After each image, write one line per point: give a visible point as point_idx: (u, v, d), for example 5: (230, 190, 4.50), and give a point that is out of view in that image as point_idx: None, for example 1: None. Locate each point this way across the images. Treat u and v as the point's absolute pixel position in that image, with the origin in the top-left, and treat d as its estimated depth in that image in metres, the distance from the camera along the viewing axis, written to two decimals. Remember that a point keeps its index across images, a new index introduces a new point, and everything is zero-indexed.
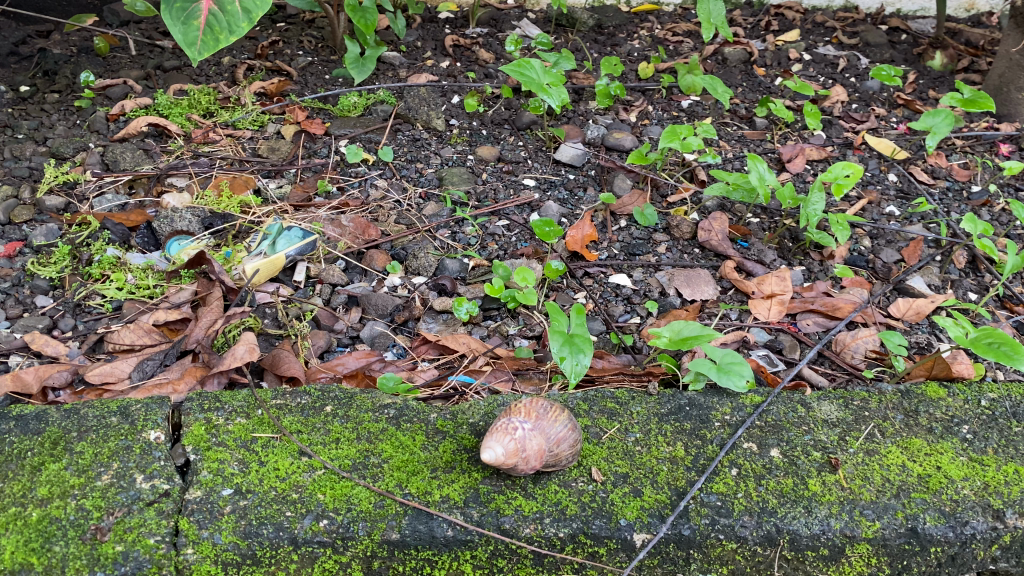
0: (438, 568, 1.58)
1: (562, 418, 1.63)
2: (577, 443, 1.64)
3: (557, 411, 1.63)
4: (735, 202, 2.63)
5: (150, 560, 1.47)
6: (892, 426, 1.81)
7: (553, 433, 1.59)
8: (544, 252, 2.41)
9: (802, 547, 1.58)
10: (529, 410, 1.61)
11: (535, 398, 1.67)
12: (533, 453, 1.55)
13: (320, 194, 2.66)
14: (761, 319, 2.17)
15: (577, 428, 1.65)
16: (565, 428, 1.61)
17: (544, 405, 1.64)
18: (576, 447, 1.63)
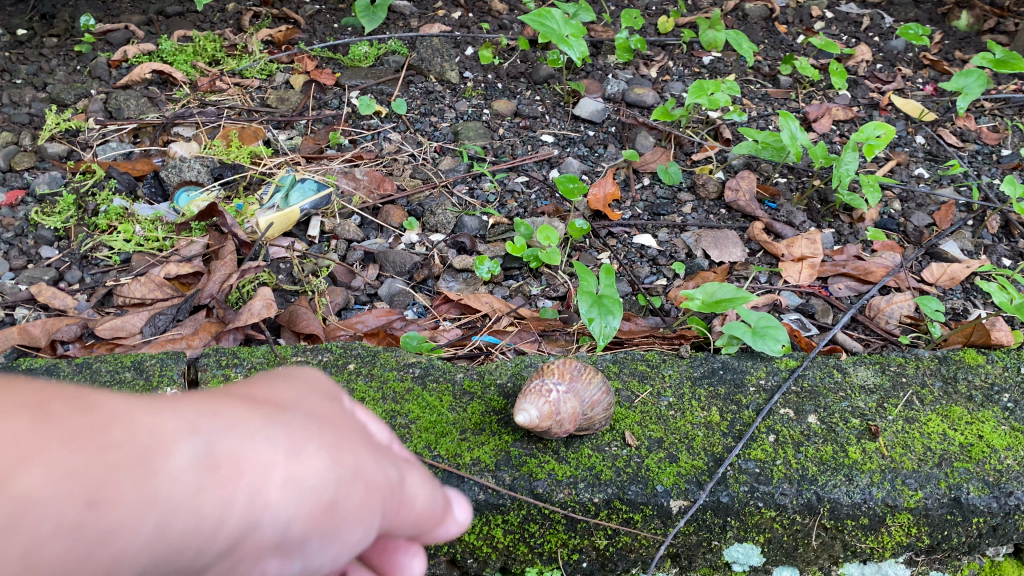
0: (467, 533, 1.52)
1: (597, 380, 1.56)
2: (612, 405, 1.58)
3: (591, 373, 1.56)
4: (761, 161, 2.55)
5: None
6: (931, 393, 1.76)
7: (588, 395, 1.52)
8: (565, 211, 2.34)
9: (841, 515, 1.53)
10: (562, 372, 1.54)
11: (568, 360, 1.60)
12: (568, 416, 1.49)
13: (331, 146, 2.57)
14: (791, 282, 2.12)
15: (613, 390, 1.57)
16: (600, 391, 1.54)
17: (579, 366, 1.57)
18: (611, 409, 1.57)
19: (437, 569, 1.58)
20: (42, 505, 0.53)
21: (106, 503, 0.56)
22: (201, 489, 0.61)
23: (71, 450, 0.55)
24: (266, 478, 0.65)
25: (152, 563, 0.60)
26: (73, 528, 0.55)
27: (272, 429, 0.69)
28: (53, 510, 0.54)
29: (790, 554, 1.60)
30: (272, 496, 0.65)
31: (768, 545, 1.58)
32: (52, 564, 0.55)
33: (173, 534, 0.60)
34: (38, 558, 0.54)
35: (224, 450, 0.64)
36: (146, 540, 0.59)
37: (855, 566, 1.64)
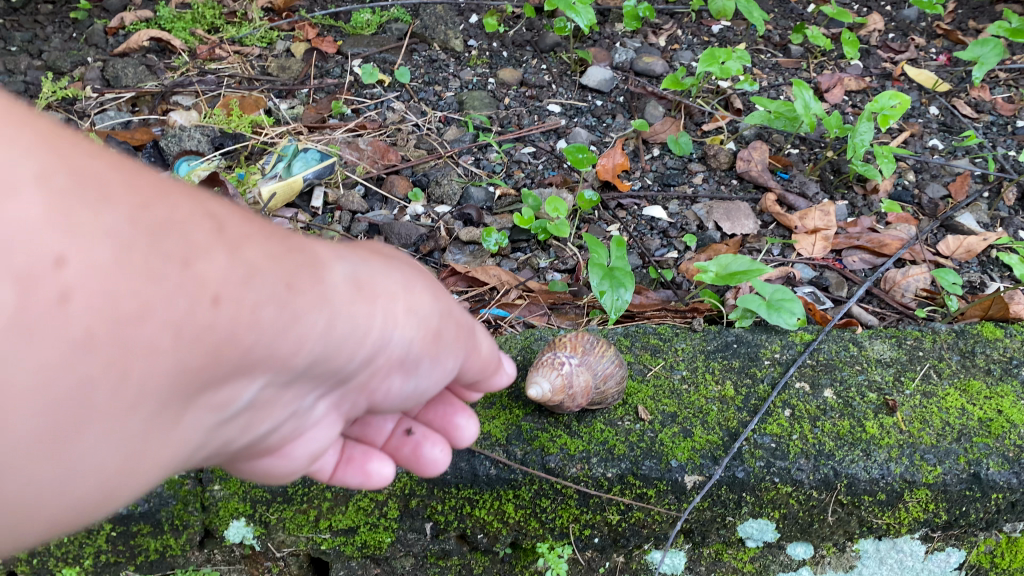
0: (478, 508, 1.49)
1: (609, 353, 1.52)
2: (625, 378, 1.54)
3: (602, 347, 1.52)
4: (773, 132, 2.50)
5: (174, 497, 1.38)
6: (949, 366, 1.72)
7: (600, 369, 1.49)
8: (574, 182, 2.30)
9: (858, 491, 1.51)
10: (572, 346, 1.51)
11: (580, 333, 1.57)
12: (580, 390, 1.45)
13: (334, 116, 2.52)
14: (805, 255, 2.09)
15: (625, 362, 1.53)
16: (612, 364, 1.50)
17: (589, 340, 1.53)
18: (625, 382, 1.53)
19: (446, 545, 1.54)
20: (264, 274, 0.74)
21: (300, 288, 0.78)
22: (354, 296, 0.85)
23: (274, 247, 0.78)
24: (391, 301, 0.90)
25: (326, 347, 0.82)
26: (283, 298, 0.76)
27: (388, 273, 0.94)
28: (270, 279, 0.75)
29: (806, 530, 1.57)
30: (399, 310, 0.91)
31: (784, 521, 1.55)
32: (270, 325, 0.75)
33: (346, 318, 0.83)
34: (262, 318, 0.74)
35: (363, 279, 0.88)
36: (323, 327, 0.81)
37: (871, 542, 1.62)
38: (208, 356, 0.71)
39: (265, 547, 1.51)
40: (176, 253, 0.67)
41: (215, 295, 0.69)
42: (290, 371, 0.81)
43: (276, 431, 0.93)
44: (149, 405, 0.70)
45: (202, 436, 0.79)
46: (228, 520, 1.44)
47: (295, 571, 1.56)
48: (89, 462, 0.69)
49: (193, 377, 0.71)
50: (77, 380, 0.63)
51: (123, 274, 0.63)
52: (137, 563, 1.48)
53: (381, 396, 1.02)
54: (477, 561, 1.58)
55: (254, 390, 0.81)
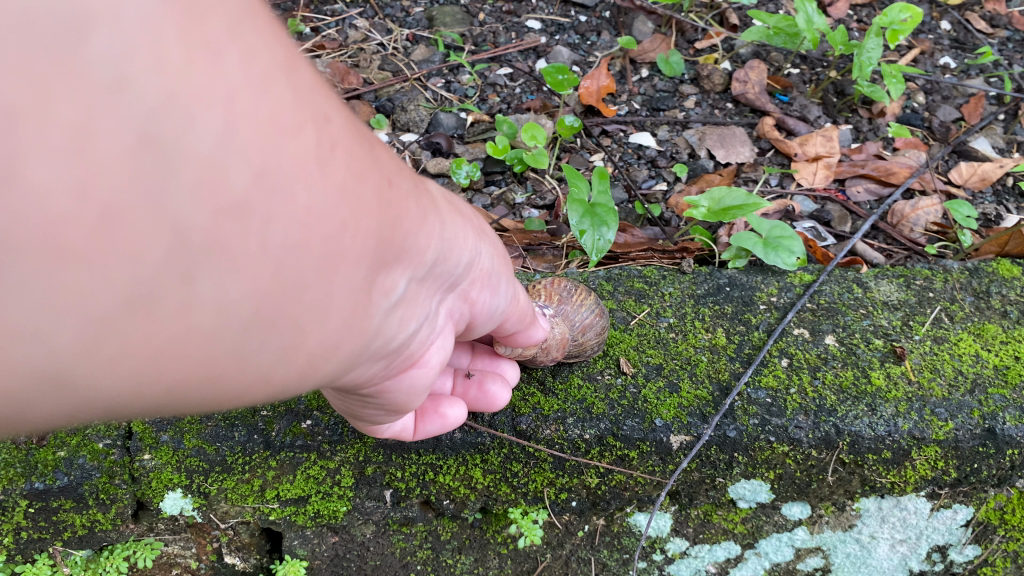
0: (443, 474, 1.34)
1: (588, 298, 1.34)
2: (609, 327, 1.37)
3: (581, 293, 1.34)
4: (772, 50, 2.30)
5: (98, 469, 1.24)
6: (962, 308, 1.56)
7: (575, 317, 1.32)
8: (554, 106, 2.10)
9: (862, 450, 1.35)
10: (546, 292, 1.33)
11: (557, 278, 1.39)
12: (556, 342, 1.29)
13: (290, 35, 2.30)
14: (805, 185, 1.93)
15: (608, 309, 1.36)
16: (590, 310, 1.33)
17: (566, 284, 1.36)
18: (608, 332, 1.36)
19: (409, 513, 1.41)
20: (408, 168, 0.76)
21: (427, 187, 0.80)
22: (461, 209, 0.88)
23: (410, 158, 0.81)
24: (482, 224, 0.93)
25: (451, 247, 0.82)
26: (423, 191, 0.77)
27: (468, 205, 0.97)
28: (412, 173, 0.77)
29: (802, 491, 1.42)
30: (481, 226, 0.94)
31: (779, 482, 1.40)
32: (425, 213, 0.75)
33: (459, 221, 0.85)
34: (419, 207, 0.74)
35: (461, 200, 0.91)
36: (450, 225, 0.81)
37: (873, 500, 1.45)
38: (398, 231, 0.70)
39: (208, 518, 1.37)
40: (368, 133, 0.70)
41: (395, 176, 0.70)
42: (432, 269, 0.80)
43: (419, 349, 0.87)
44: (371, 270, 0.68)
45: (382, 327, 0.76)
46: (163, 491, 1.30)
47: (246, 540, 1.42)
48: (323, 322, 0.66)
49: (395, 252, 0.71)
50: (338, 226, 0.62)
51: (355, 135, 0.65)
52: (65, 539, 1.34)
53: (472, 318, 1.00)
54: (444, 527, 1.45)
55: (415, 288, 0.78)
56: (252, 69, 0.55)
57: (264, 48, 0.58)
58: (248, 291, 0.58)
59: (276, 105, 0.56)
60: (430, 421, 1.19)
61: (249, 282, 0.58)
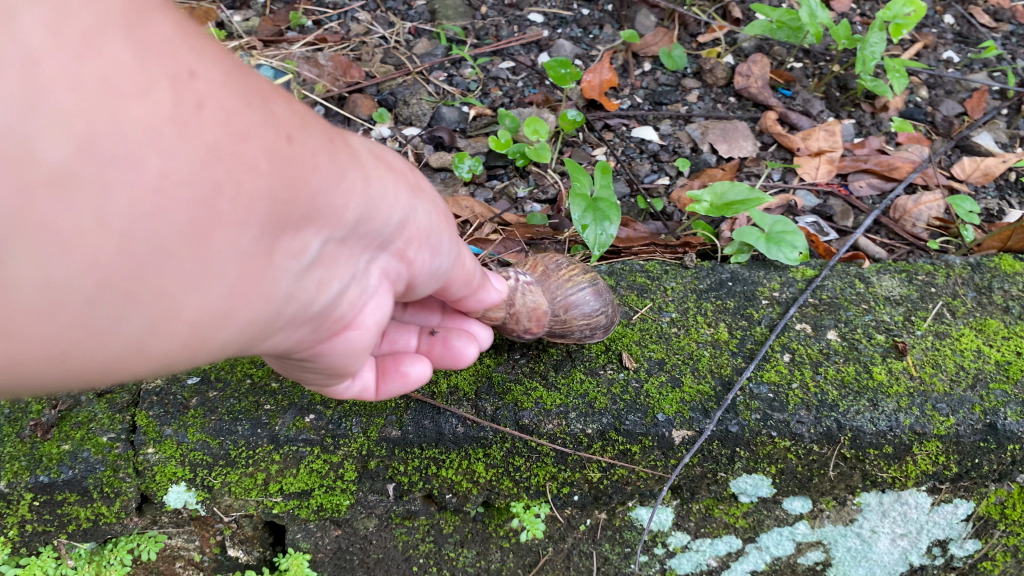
0: (445, 468, 1.35)
1: (580, 276, 1.33)
2: (605, 313, 1.34)
3: (572, 270, 1.33)
4: (774, 44, 2.29)
5: (103, 461, 1.25)
6: (963, 304, 1.56)
7: (560, 293, 1.31)
8: (556, 100, 2.10)
9: (863, 445, 1.35)
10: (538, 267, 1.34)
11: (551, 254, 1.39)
12: (526, 312, 1.28)
13: (293, 28, 2.30)
14: (807, 179, 1.93)
15: (602, 292, 1.34)
16: (577, 288, 1.32)
17: (562, 261, 1.36)
18: (600, 317, 1.33)
19: (412, 507, 1.41)
20: (313, 125, 0.75)
21: (342, 145, 0.79)
22: (385, 163, 0.87)
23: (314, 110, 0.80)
24: (413, 176, 0.93)
25: (371, 208, 0.81)
26: (331, 149, 0.76)
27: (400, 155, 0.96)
28: (320, 131, 0.76)
29: (804, 485, 1.42)
30: (415, 184, 0.92)
31: (781, 476, 1.40)
32: (331, 170, 0.74)
33: (385, 178, 0.83)
34: (321, 163, 0.73)
35: (385, 152, 0.91)
36: (368, 184, 0.80)
37: (874, 495, 1.45)
38: (291, 189, 0.69)
39: (211, 511, 1.37)
40: (256, 90, 0.69)
41: (287, 133, 0.70)
42: (350, 229, 0.79)
43: (351, 316, 0.88)
44: (257, 230, 0.68)
45: (291, 291, 0.76)
46: (167, 485, 1.30)
47: (249, 533, 1.43)
48: (207, 287, 0.67)
49: (290, 211, 0.70)
50: (205, 188, 0.62)
51: (230, 93, 0.65)
52: (69, 532, 1.34)
53: (412, 282, 0.97)
54: (447, 521, 1.45)
55: (329, 249, 0.78)
56: (69, 36, 0.54)
57: (87, 8, 0.56)
58: (103, 262, 0.59)
59: (103, 73, 0.56)
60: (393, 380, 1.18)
61: (100, 254, 0.58)
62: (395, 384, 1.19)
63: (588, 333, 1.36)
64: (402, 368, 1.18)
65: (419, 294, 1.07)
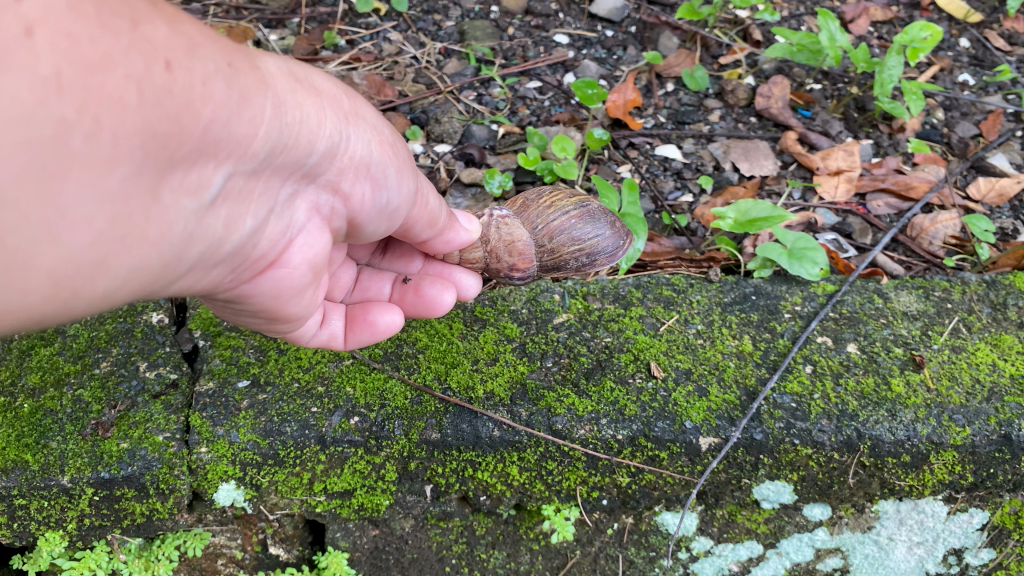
0: (481, 470, 1.41)
1: (563, 202, 1.44)
2: (599, 237, 1.43)
3: (554, 198, 1.44)
4: (794, 66, 2.36)
5: (159, 459, 1.32)
6: (979, 319, 1.62)
7: (543, 224, 1.42)
8: (582, 119, 2.17)
9: (882, 453, 1.41)
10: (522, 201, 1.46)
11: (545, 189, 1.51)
12: (504, 245, 1.41)
13: (327, 47, 2.38)
14: (827, 198, 2.00)
15: (591, 215, 1.43)
16: (559, 213, 1.42)
17: (550, 191, 1.47)
18: (591, 241, 1.42)
19: (447, 507, 1.47)
20: (205, 49, 0.78)
21: (242, 71, 0.82)
22: (294, 89, 0.90)
23: (204, 30, 0.82)
24: (334, 99, 0.97)
25: (279, 135, 0.87)
26: (229, 75, 0.80)
27: (322, 76, 0.99)
28: (212, 56, 0.79)
29: (824, 492, 1.48)
30: (349, 112, 0.99)
31: (802, 483, 1.46)
32: (223, 98, 0.79)
33: (296, 105, 0.89)
34: (211, 91, 0.78)
35: (301, 74, 0.94)
36: (273, 112, 0.86)
37: (891, 503, 1.51)
38: (173, 123, 0.74)
39: (257, 509, 1.44)
40: (122, 13, 0.71)
41: (165, 59, 0.73)
42: (255, 158, 0.85)
43: (266, 247, 0.96)
44: (136, 165, 0.73)
45: (189, 224, 0.82)
46: (218, 483, 1.37)
47: (290, 532, 1.49)
48: (79, 225, 0.71)
49: (174, 146, 0.75)
50: (50, 125, 0.65)
51: (78, 17, 0.67)
52: (123, 526, 1.41)
53: (356, 213, 1.07)
54: (480, 522, 1.51)
55: (231, 179, 0.84)
56: None
57: None
58: None
59: None
60: (359, 331, 1.32)
61: None
62: (364, 333, 1.32)
63: (588, 260, 1.45)
64: (370, 318, 1.31)
65: (374, 229, 1.15)
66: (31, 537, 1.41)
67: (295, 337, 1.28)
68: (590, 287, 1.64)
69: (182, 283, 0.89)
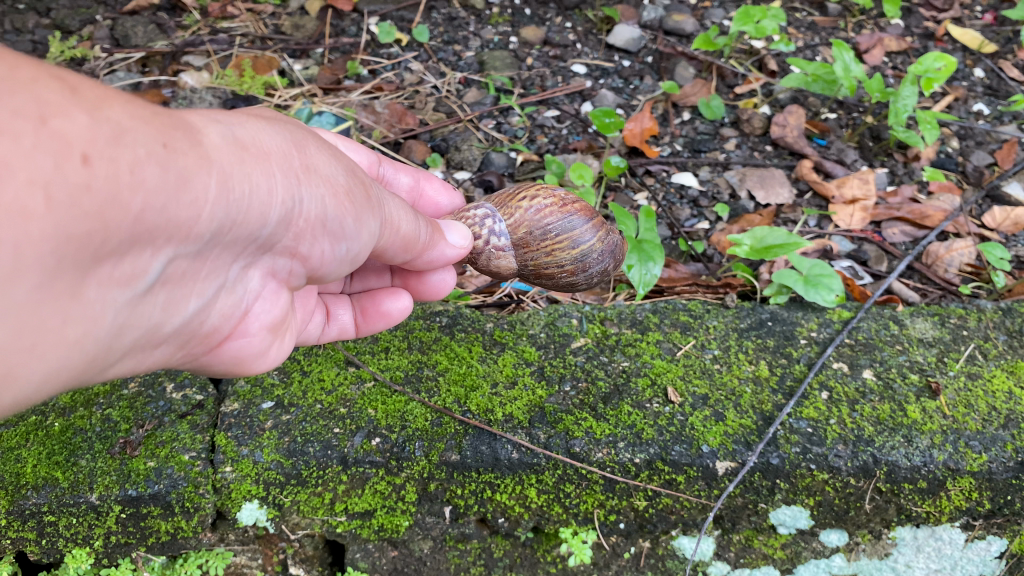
0: (499, 492, 1.43)
1: (562, 258, 1.45)
2: (584, 278, 1.49)
3: (554, 246, 1.43)
4: (809, 95, 2.39)
5: (184, 478, 1.35)
6: (995, 346, 1.63)
7: (532, 265, 1.47)
8: (599, 147, 2.21)
9: (898, 479, 1.42)
10: (522, 235, 1.45)
11: (560, 212, 1.43)
12: (492, 268, 1.51)
13: (350, 77, 2.44)
14: (842, 226, 2.02)
15: (584, 269, 1.46)
16: (553, 272, 1.47)
17: (554, 228, 1.43)
18: (576, 281, 1.50)
19: (466, 529, 1.48)
20: (133, 132, 0.76)
21: (178, 149, 0.80)
22: (239, 158, 0.88)
23: (134, 104, 0.79)
24: (286, 159, 0.96)
25: (224, 211, 0.86)
26: (163, 158, 0.78)
27: (272, 130, 0.98)
28: (142, 140, 0.77)
29: (841, 518, 1.48)
30: (299, 169, 0.97)
31: (818, 509, 1.46)
32: (154, 184, 0.77)
33: (244, 177, 0.88)
34: (143, 180, 0.76)
35: (249, 138, 0.92)
36: (217, 189, 0.84)
37: (909, 530, 1.51)
38: (95, 220, 0.72)
39: (279, 529, 1.45)
40: (28, 110, 0.68)
41: (81, 152, 0.71)
42: (193, 238, 0.85)
43: (209, 313, 1.00)
44: (49, 271, 0.72)
45: (119, 311, 0.83)
46: (241, 502, 1.40)
47: (310, 552, 1.50)
48: None
49: (97, 243, 0.74)
50: None
51: None
52: (148, 545, 1.43)
53: (319, 268, 1.11)
54: (498, 545, 1.51)
55: (166, 262, 0.84)
56: None
57: None
58: None
59: None
60: (376, 319, 1.47)
61: None
62: (377, 320, 1.47)
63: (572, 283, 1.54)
64: (379, 308, 1.46)
65: (344, 273, 1.18)
66: (58, 554, 1.44)
67: (305, 338, 1.44)
68: (608, 312, 1.67)
69: (122, 362, 0.92)
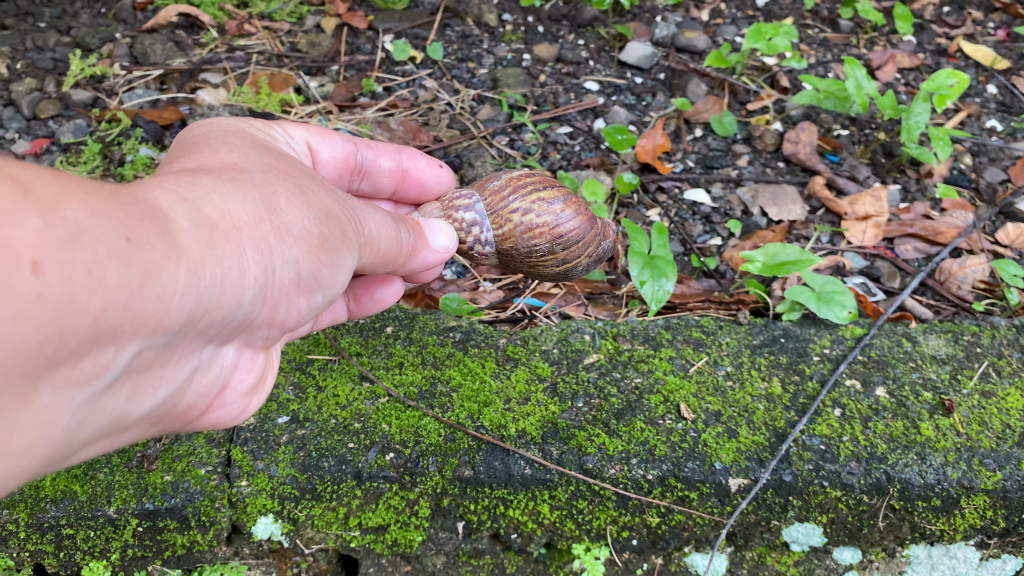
0: (512, 508, 1.43)
1: (545, 269, 1.53)
2: (567, 277, 1.58)
3: (539, 260, 1.50)
4: (821, 112, 2.41)
5: (201, 492, 1.37)
6: (1009, 364, 1.62)
7: (517, 267, 1.55)
8: (612, 163, 2.22)
9: (912, 496, 1.41)
10: (508, 247, 1.49)
11: (547, 237, 1.46)
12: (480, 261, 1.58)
13: (365, 94, 2.47)
14: (855, 243, 2.03)
15: (568, 275, 1.55)
16: (536, 275, 1.57)
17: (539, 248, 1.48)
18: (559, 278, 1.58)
19: (479, 545, 1.48)
20: (92, 231, 0.78)
21: (143, 241, 0.82)
22: (204, 237, 0.90)
23: (95, 196, 0.81)
24: (255, 228, 0.97)
25: (190, 298, 0.89)
26: (126, 254, 0.80)
27: (242, 194, 0.99)
28: (103, 237, 0.79)
29: (854, 535, 1.47)
30: (270, 235, 0.98)
31: (831, 526, 1.46)
32: (115, 281, 0.79)
33: (209, 259, 0.90)
34: (103, 281, 0.78)
35: (216, 213, 0.93)
36: (183, 277, 0.86)
37: (922, 547, 1.51)
38: (50, 329, 0.75)
39: (293, 543, 1.46)
40: None
41: (32, 260, 0.72)
42: (159, 329, 0.88)
43: (180, 390, 1.05)
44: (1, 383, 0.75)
45: (77, 407, 0.88)
46: (256, 516, 1.42)
47: (324, 566, 1.50)
48: None
49: (52, 349, 0.77)
50: None
51: None
52: (164, 558, 1.45)
53: (297, 321, 1.13)
54: (510, 561, 1.50)
55: (130, 354, 0.88)
56: None
57: None
58: None
59: None
60: (368, 303, 1.53)
61: None
62: (373, 305, 1.54)
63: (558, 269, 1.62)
64: (372, 297, 1.52)
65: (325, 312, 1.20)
66: (76, 566, 1.46)
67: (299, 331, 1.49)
68: (620, 328, 1.67)
69: (89, 445, 0.97)
